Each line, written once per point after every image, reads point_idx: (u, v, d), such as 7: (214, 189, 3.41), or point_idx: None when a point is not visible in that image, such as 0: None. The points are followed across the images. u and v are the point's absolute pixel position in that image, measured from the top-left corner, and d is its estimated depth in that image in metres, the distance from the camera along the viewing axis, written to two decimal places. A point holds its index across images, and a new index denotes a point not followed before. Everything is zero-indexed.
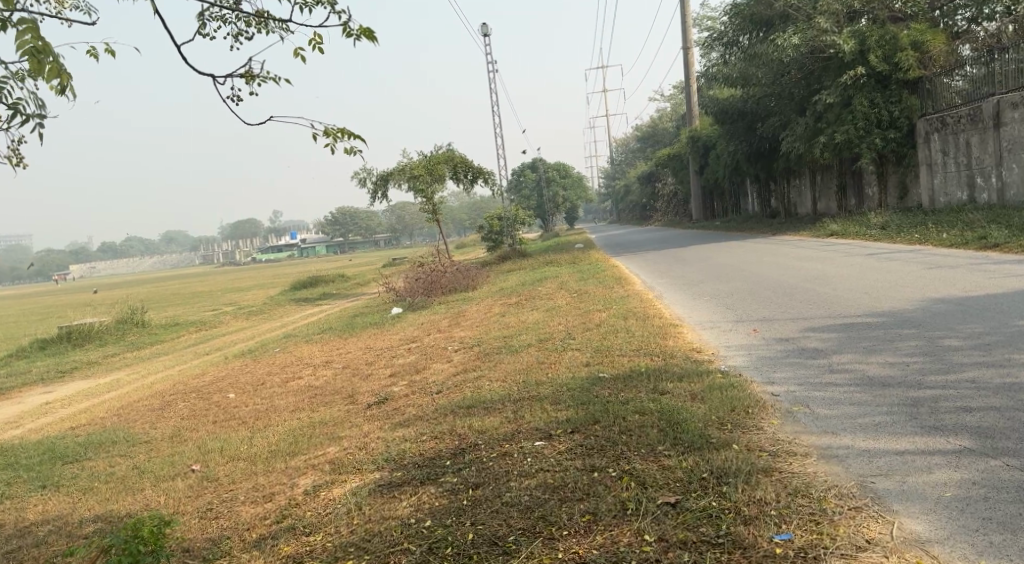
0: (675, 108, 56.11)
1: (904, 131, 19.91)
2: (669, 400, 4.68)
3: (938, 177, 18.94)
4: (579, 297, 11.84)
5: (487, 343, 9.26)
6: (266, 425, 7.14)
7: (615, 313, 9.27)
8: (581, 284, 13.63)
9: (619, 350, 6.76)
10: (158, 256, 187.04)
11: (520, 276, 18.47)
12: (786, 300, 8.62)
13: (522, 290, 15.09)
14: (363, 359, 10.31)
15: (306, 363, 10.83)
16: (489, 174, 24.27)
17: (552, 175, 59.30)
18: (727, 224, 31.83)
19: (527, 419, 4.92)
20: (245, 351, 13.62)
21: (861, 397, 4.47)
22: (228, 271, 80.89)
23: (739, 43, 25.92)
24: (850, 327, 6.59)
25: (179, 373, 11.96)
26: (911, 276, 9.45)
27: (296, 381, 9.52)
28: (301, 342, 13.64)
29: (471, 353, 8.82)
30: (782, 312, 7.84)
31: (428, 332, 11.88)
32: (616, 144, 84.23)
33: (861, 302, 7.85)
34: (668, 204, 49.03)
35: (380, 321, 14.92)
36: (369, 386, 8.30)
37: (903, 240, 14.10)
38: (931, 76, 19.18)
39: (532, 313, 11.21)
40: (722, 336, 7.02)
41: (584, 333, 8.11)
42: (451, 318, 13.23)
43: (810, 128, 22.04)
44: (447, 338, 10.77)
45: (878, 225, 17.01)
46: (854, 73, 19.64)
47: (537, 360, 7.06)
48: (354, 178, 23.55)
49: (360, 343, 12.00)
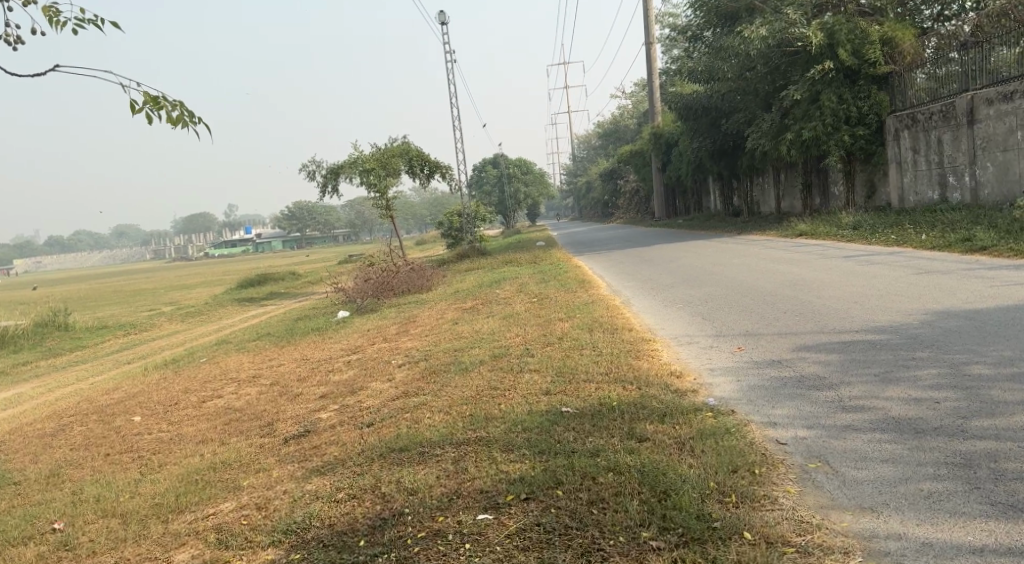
0: (637, 105, 55.50)
1: (873, 128, 19.24)
2: (649, 453, 3.67)
3: (908, 176, 18.31)
4: (539, 302, 10.86)
5: (434, 357, 8.20)
6: (163, 465, 6.00)
7: (578, 324, 8.24)
8: (541, 287, 12.62)
9: (583, 373, 5.74)
10: (109, 251, 181.89)
11: (477, 277, 17.36)
12: (769, 311, 7.66)
13: (478, 293, 13.98)
14: (294, 374, 9.12)
15: (231, 379, 9.63)
16: (446, 168, 23.17)
17: (513, 171, 58.27)
18: (690, 223, 31.16)
19: (471, 474, 3.86)
20: (170, 362, 12.31)
21: (895, 452, 3.49)
22: (177, 267, 78.36)
23: (704, 37, 25.17)
24: (852, 347, 5.63)
25: (89, 389, 10.65)
26: (901, 282, 8.59)
27: (215, 401, 8.37)
28: (232, 351, 12.37)
29: (415, 370, 7.76)
30: (769, 326, 6.86)
31: (372, 341, 10.76)
32: (577, 140, 83.35)
33: (856, 315, 6.92)
34: (630, 201, 48.23)
35: (324, 326, 13.76)
36: (293, 411, 7.15)
37: (879, 241, 13.39)
38: (901, 71, 18.53)
39: (487, 320, 10.11)
40: (703, 356, 6.03)
41: (543, 350, 7.06)
42: (399, 324, 12.08)
43: (776, 125, 21.35)
44: (391, 349, 9.69)
45: (849, 225, 16.32)
46: (823, 67, 18.94)
47: (488, 383, 6.01)
48: (302, 170, 22.23)
49: (296, 353, 10.79)
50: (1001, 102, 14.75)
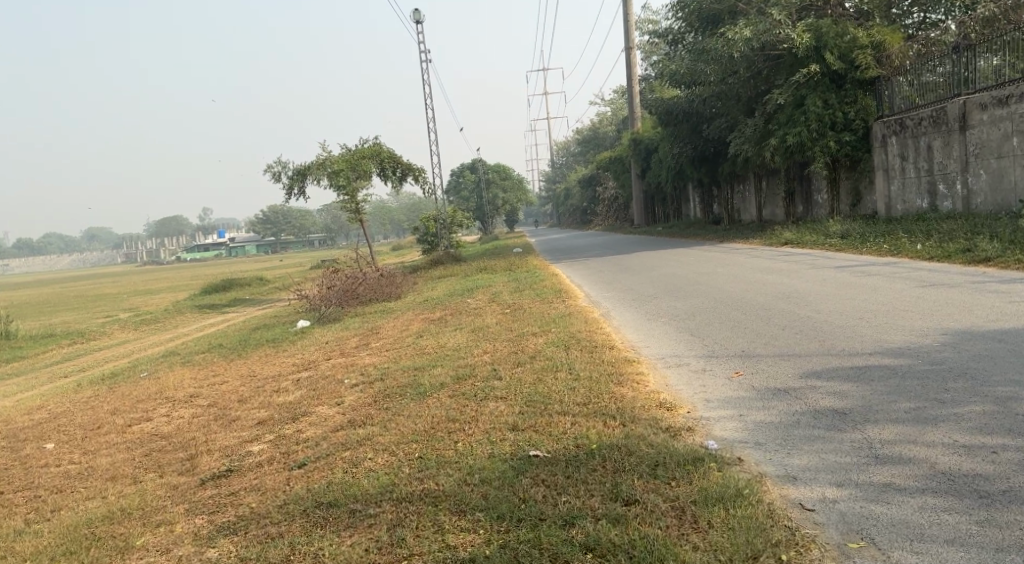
0: (616, 111, 55.05)
1: (859, 134, 18.62)
2: (643, 528, 2.87)
3: (896, 183, 17.69)
4: (511, 313, 10.03)
5: (392, 376, 7.33)
6: (56, 511, 5.08)
7: (553, 340, 7.40)
8: (514, 297, 11.79)
9: (556, 401, 4.90)
10: (80, 254, 178.66)
11: (449, 285, 16.46)
12: (765, 329, 6.84)
13: (448, 302, 13.11)
14: (235, 395, 8.20)
15: (167, 398, 8.70)
16: (418, 171, 22.30)
17: (491, 176, 57.50)
18: (670, 230, 30.52)
19: (408, 552, 3.02)
20: (109, 376, 11.33)
21: (963, 532, 2.74)
22: (145, 271, 76.50)
23: (686, 40, 24.53)
24: (870, 375, 4.84)
25: (13, 406, 9.68)
26: (906, 295, 7.86)
27: (142, 427, 7.44)
28: (178, 364, 11.39)
29: (368, 391, 6.88)
30: (767, 347, 6.04)
31: (328, 355, 9.87)
32: (554, 147, 82.63)
33: (866, 333, 6.14)
34: (608, 208, 47.57)
35: (281, 337, 12.82)
36: (222, 443, 6.22)
37: (871, 250, 12.70)
38: (889, 76, 18.00)
39: (454, 334, 9.25)
40: (696, 383, 5.18)
41: (512, 370, 6.21)
42: (360, 336, 11.15)
43: (759, 129, 20.70)
44: (347, 365, 8.80)
45: (837, 233, 15.63)
46: (809, 70, 18.34)
47: (445, 413, 5.15)
48: (267, 171, 21.25)
49: (244, 370, 9.86)
50: (996, 107, 14.16)
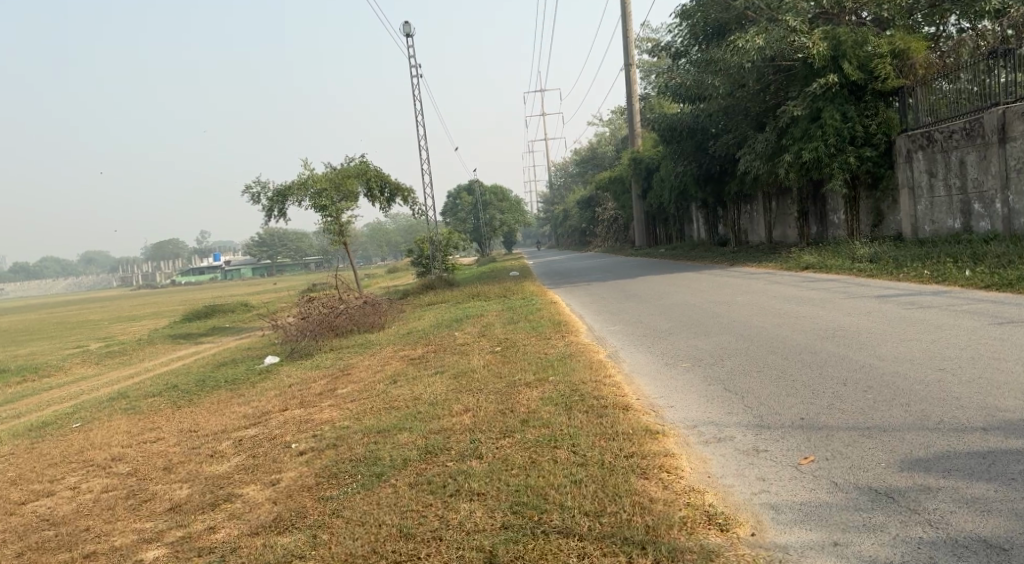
0: (615, 131, 54.03)
1: (881, 149, 17.21)
2: None
3: (923, 202, 16.24)
4: (502, 352, 8.54)
5: (348, 440, 5.84)
6: None
7: (550, 395, 5.90)
8: (507, 331, 10.33)
9: (558, 510, 3.43)
10: (77, 278, 177.53)
11: (437, 314, 14.97)
12: (821, 385, 5.35)
13: (432, 335, 11.62)
14: (162, 461, 6.73)
15: (82, 462, 7.19)
16: (407, 190, 20.94)
17: (489, 198, 56.29)
18: (674, 252, 29.16)
19: None
20: (39, 427, 9.80)
21: None
22: (134, 296, 74.82)
23: (690, 53, 23.21)
24: (1009, 471, 3.39)
25: None
26: (985, 336, 6.40)
27: (36, 508, 5.95)
28: (120, 413, 9.89)
29: (314, 464, 5.39)
30: (834, 417, 4.52)
31: (287, 403, 8.37)
32: (552, 168, 81.54)
33: (964, 397, 4.64)
34: (608, 229, 46.14)
35: (245, 377, 11.34)
36: (114, 542, 4.74)
37: (909, 277, 11.26)
38: (912, 86, 16.56)
39: (434, 379, 7.75)
40: (750, 475, 3.71)
41: (498, 442, 4.72)
42: (327, 379, 9.61)
43: (771, 145, 19.30)
44: (303, 418, 7.30)
45: (865, 257, 14.17)
46: (826, 80, 16.97)
47: (396, 519, 3.68)
48: (245, 192, 19.83)
49: (185, 424, 8.34)
50: None
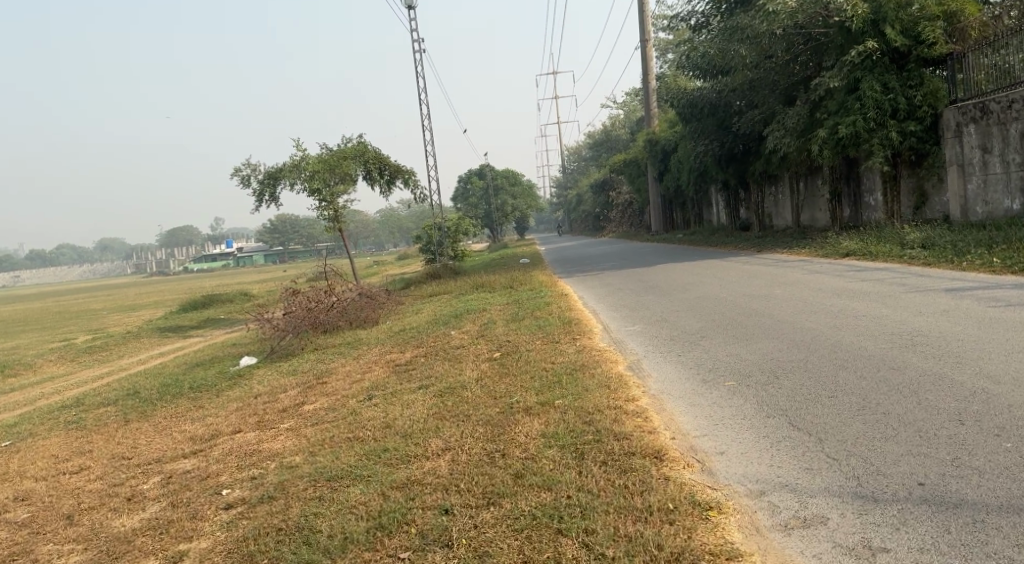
0: (631, 114, 52.26)
1: (927, 124, 15.36)
2: None
3: (975, 182, 14.56)
4: (501, 360, 7.09)
5: (289, 490, 4.41)
6: None
7: (553, 429, 4.42)
8: (510, 330, 8.88)
9: None
10: (90, 265, 177.50)
11: (437, 308, 13.54)
12: (931, 428, 3.82)
13: (426, 334, 10.21)
14: (69, 505, 5.34)
15: None
16: (407, 172, 19.51)
17: (500, 182, 54.72)
18: (693, 237, 27.57)
19: None
20: None
21: None
22: (141, 283, 73.62)
23: (713, 22, 21.53)
24: None
25: None
26: None
27: None
28: (62, 427, 8.53)
29: (232, 532, 3.98)
30: (973, 488, 3.08)
31: (243, 422, 6.96)
32: (566, 154, 79.89)
33: None
34: (622, 214, 44.54)
35: (214, 382, 9.97)
36: None
37: (976, 266, 9.73)
38: (963, 52, 14.86)
39: (416, 395, 6.31)
40: None
41: (477, 517, 3.28)
42: (299, 389, 8.18)
43: (803, 118, 17.63)
44: (251, 446, 5.88)
45: (915, 242, 12.59)
46: (865, 46, 15.23)
47: None
48: (233, 175, 18.42)
49: (123, 447, 6.96)
50: None
